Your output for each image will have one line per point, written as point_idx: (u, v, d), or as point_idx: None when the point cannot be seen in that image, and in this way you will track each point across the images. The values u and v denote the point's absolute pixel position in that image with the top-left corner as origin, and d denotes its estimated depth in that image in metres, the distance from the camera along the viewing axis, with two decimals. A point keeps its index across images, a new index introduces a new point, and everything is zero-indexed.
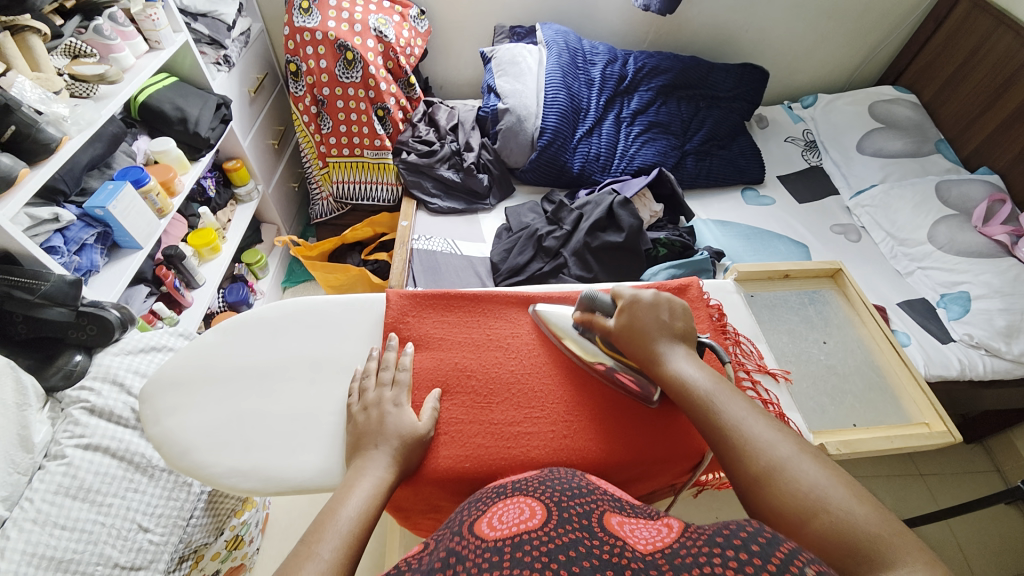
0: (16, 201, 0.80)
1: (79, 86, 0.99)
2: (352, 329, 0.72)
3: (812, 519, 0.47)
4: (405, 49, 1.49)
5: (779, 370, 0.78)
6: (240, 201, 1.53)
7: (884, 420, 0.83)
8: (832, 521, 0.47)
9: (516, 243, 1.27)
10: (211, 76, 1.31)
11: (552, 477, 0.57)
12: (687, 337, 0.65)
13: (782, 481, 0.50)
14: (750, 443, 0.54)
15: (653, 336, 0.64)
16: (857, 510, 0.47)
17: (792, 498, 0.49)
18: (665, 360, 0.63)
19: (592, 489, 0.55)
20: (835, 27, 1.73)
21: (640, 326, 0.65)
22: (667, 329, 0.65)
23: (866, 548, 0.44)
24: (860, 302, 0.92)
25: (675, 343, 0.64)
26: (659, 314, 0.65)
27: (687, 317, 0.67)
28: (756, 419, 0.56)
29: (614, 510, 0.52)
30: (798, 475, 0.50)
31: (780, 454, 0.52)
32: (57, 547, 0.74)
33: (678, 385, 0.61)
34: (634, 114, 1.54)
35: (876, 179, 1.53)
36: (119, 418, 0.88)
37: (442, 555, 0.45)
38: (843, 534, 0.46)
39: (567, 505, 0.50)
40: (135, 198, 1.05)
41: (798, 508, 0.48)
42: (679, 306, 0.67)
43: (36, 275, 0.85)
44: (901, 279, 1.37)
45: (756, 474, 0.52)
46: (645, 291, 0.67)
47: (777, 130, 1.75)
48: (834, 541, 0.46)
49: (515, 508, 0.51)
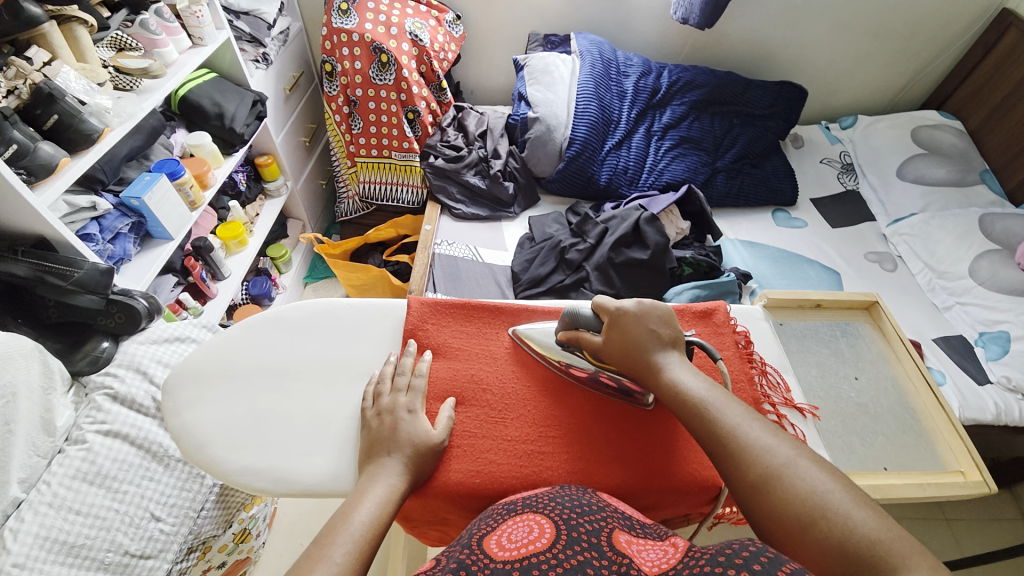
0: (54, 187, 0.83)
1: (122, 79, 1.01)
2: (372, 334, 0.71)
3: (814, 526, 0.46)
4: (438, 53, 1.49)
5: (807, 405, 0.73)
6: (269, 196, 1.55)
7: (917, 466, 0.79)
8: (832, 528, 0.45)
9: (538, 254, 1.26)
10: (249, 73, 1.33)
11: (562, 494, 0.56)
12: (679, 343, 0.64)
13: (783, 484, 0.49)
14: (749, 450, 0.53)
15: (645, 345, 0.63)
16: (856, 515, 0.46)
17: (793, 503, 0.48)
18: (663, 368, 0.61)
19: (602, 507, 0.54)
20: (881, 47, 1.68)
21: (632, 339, 0.63)
22: (659, 338, 0.63)
23: (867, 557, 0.43)
24: (895, 337, 0.88)
25: (668, 350, 0.63)
26: (648, 324, 0.64)
27: (674, 323, 0.65)
28: (752, 423, 0.55)
29: (623, 528, 0.52)
30: (797, 481, 0.49)
31: (778, 459, 0.51)
32: (70, 532, 0.76)
33: (674, 393, 0.59)
34: (665, 128, 1.52)
35: (916, 207, 1.47)
36: (140, 406, 0.89)
37: (452, 563, 0.45)
38: (844, 543, 0.45)
39: (576, 522, 0.49)
40: (169, 189, 1.07)
41: (797, 515, 0.47)
42: (665, 313, 0.65)
43: (69, 262, 0.88)
44: (938, 314, 1.31)
45: (756, 479, 0.51)
46: (629, 303, 0.65)
47: (813, 151, 1.70)
48: (837, 549, 0.45)
49: (525, 526, 0.50)
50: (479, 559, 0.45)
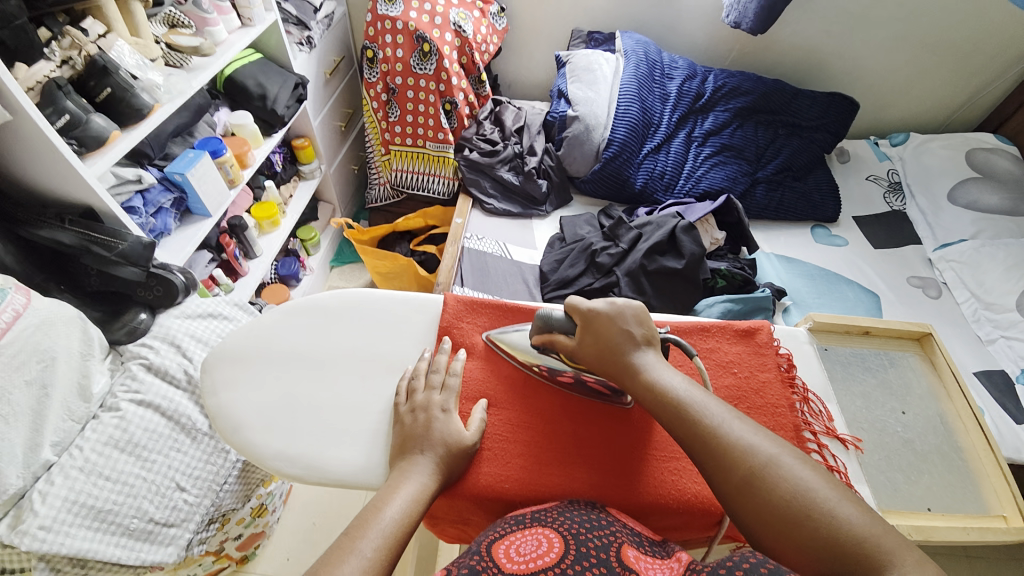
0: (105, 160, 0.85)
1: (174, 56, 1.02)
2: (406, 328, 0.71)
3: (802, 525, 0.45)
4: (480, 46, 1.48)
5: (850, 436, 0.67)
6: (303, 178, 1.57)
7: (959, 508, 0.75)
8: (820, 526, 0.45)
9: (568, 255, 1.24)
10: (293, 56, 1.33)
11: (571, 509, 0.55)
12: (653, 342, 0.61)
13: (770, 480, 0.48)
14: (734, 448, 0.51)
15: (619, 347, 0.60)
16: (844, 511, 0.45)
17: (780, 503, 0.47)
18: (641, 369, 0.59)
19: (611, 522, 0.53)
20: (941, 63, 1.60)
21: (604, 338, 0.61)
22: (635, 339, 0.60)
23: (858, 557, 0.43)
24: (948, 372, 0.84)
25: (641, 350, 0.60)
26: (621, 324, 0.61)
27: (649, 322, 0.62)
28: (733, 420, 0.53)
29: (631, 544, 0.51)
30: (783, 478, 0.48)
31: (762, 456, 0.49)
32: (99, 497, 0.78)
33: (651, 394, 0.57)
34: (706, 134, 1.47)
35: (967, 234, 1.40)
36: (173, 378, 0.91)
37: (464, 568, 0.46)
38: (834, 542, 0.44)
39: (585, 537, 0.49)
40: (211, 167, 1.09)
41: (785, 514, 0.46)
42: (639, 311, 0.62)
43: (115, 233, 0.90)
44: (981, 346, 1.25)
45: (741, 478, 0.49)
46: (600, 304, 0.63)
47: (859, 167, 1.63)
48: (827, 549, 0.44)
49: (533, 539, 0.49)
50: (489, 564, 0.45)
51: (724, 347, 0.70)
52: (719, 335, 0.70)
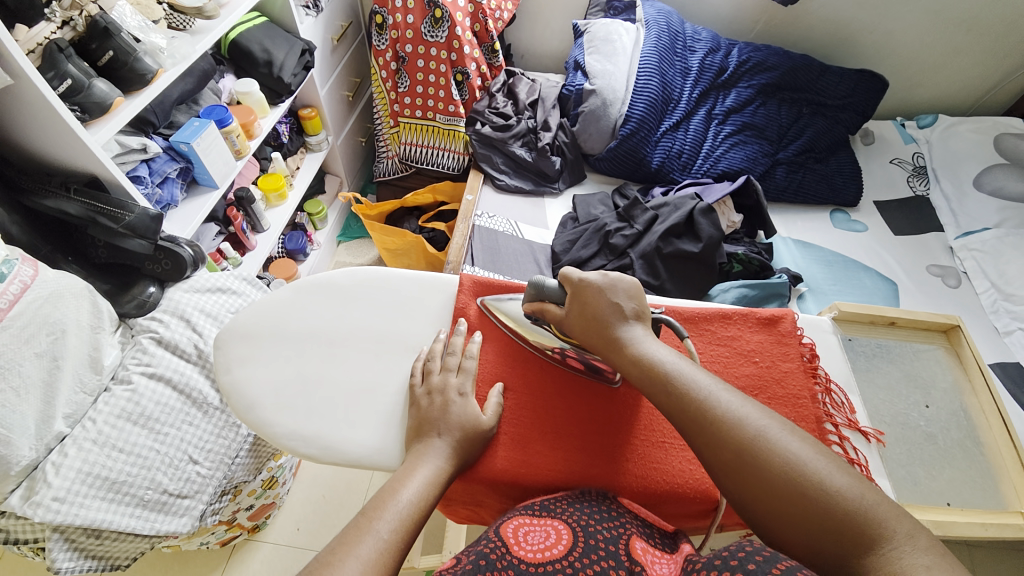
0: (109, 127, 0.82)
1: (177, 18, 0.98)
2: (421, 308, 0.70)
3: (793, 497, 0.44)
4: (494, 12, 1.41)
5: (873, 429, 0.66)
6: (310, 149, 1.53)
7: (972, 503, 0.75)
8: (812, 498, 0.44)
9: (581, 236, 1.21)
10: (300, 19, 1.27)
11: (582, 500, 0.55)
12: (643, 317, 0.60)
13: (760, 453, 0.47)
14: (724, 422, 0.49)
15: (608, 321, 0.59)
16: (836, 481, 0.44)
17: (771, 476, 0.45)
18: (628, 343, 0.57)
19: (621, 513, 0.54)
20: (978, 40, 1.51)
21: (594, 311, 0.59)
22: (624, 314, 0.59)
23: (851, 529, 0.42)
24: (975, 366, 0.83)
25: (631, 324, 0.59)
26: (611, 298, 0.59)
27: (640, 297, 0.60)
28: (723, 391, 0.51)
29: (640, 537, 0.51)
30: (774, 450, 0.46)
31: (752, 428, 0.48)
32: (113, 468, 0.79)
33: (638, 367, 0.55)
34: (727, 112, 1.42)
35: (991, 222, 1.36)
36: (183, 352, 0.90)
37: (473, 555, 0.46)
38: (826, 514, 0.43)
39: (593, 530, 0.49)
40: (217, 137, 1.05)
41: (776, 488, 0.45)
42: (631, 286, 0.60)
43: (120, 205, 0.87)
44: (997, 338, 1.23)
45: (731, 452, 0.48)
46: (592, 275, 0.61)
47: (883, 149, 1.57)
48: (819, 522, 0.43)
49: (542, 529, 0.50)
50: (498, 548, 0.46)
51: (746, 335, 0.68)
52: (742, 322, 0.69)
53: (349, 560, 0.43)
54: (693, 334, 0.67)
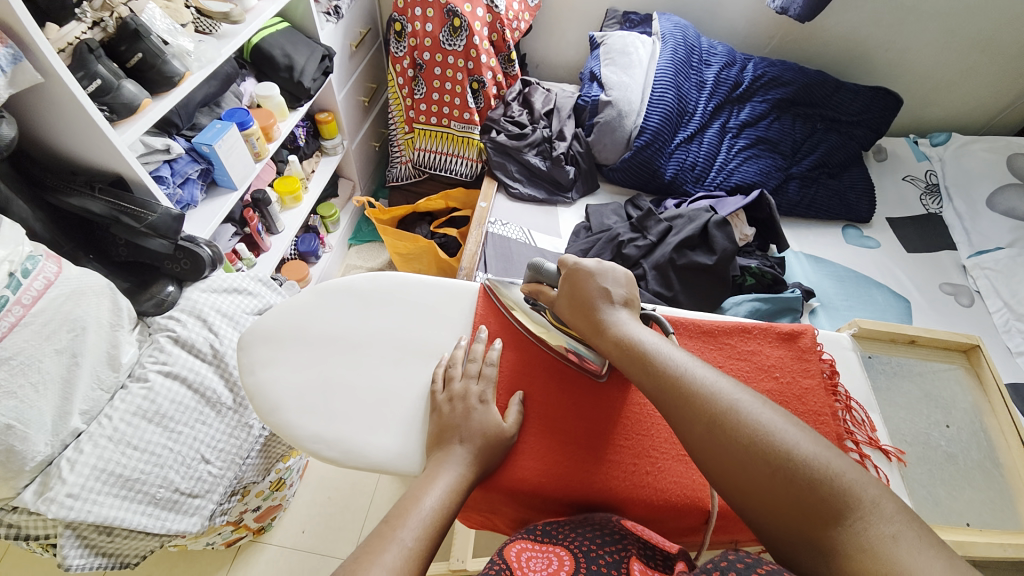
0: (135, 128, 0.84)
1: (203, 22, 1.00)
2: (443, 315, 0.70)
3: (762, 464, 0.45)
4: (512, 23, 1.43)
5: (893, 448, 0.66)
6: (325, 153, 1.54)
7: (988, 526, 0.74)
8: (780, 465, 0.45)
9: (594, 245, 1.22)
10: (320, 26, 1.29)
11: (588, 523, 0.56)
12: (631, 303, 0.63)
13: (731, 424, 0.48)
14: (697, 394, 0.51)
15: (595, 303, 0.62)
16: (803, 448, 0.45)
17: (741, 447, 0.47)
18: (611, 325, 0.60)
19: (625, 535, 0.54)
20: (993, 61, 1.52)
21: (582, 293, 0.63)
22: (611, 297, 0.62)
23: (816, 491, 0.43)
24: (993, 386, 0.83)
25: (617, 308, 0.62)
26: (600, 282, 0.63)
27: (631, 286, 0.64)
28: (697, 367, 0.54)
29: (642, 558, 0.52)
30: (744, 421, 0.48)
31: (724, 402, 0.50)
32: (126, 466, 0.79)
33: (621, 348, 0.58)
34: (741, 126, 1.42)
35: (1004, 241, 1.36)
36: (199, 351, 0.91)
37: None
38: (793, 479, 0.44)
39: (596, 555, 0.50)
40: (238, 139, 1.07)
41: (745, 456, 0.46)
42: (622, 275, 0.64)
43: (144, 205, 0.88)
44: (1011, 358, 1.21)
45: (705, 425, 0.49)
46: (586, 261, 0.66)
47: (896, 166, 1.58)
48: (785, 486, 0.44)
49: (544, 556, 0.50)
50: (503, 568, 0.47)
51: (766, 350, 0.68)
52: (761, 336, 0.69)
53: (374, 567, 0.43)
54: (712, 346, 0.68)
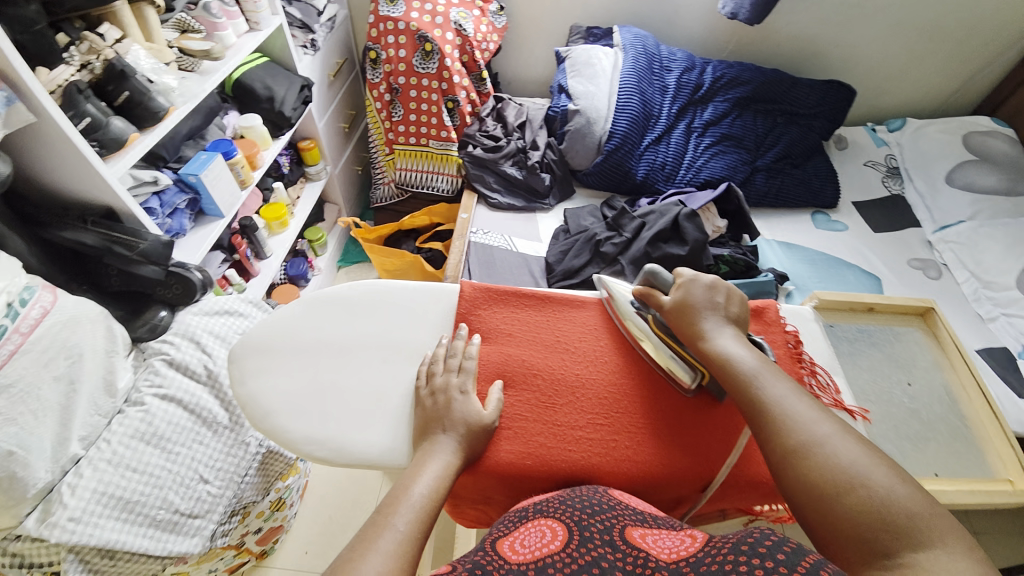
0: (124, 162, 0.88)
1: (186, 60, 1.05)
2: (424, 315, 0.73)
3: (847, 493, 0.46)
4: (481, 44, 1.51)
5: (857, 408, 0.70)
6: (309, 179, 1.59)
7: (963, 478, 0.77)
8: (864, 499, 0.45)
9: (573, 246, 1.27)
10: (298, 58, 1.36)
11: (571, 496, 0.58)
12: (740, 324, 0.63)
13: (818, 455, 0.49)
14: (789, 420, 0.52)
15: (703, 315, 0.62)
16: (898, 490, 0.45)
17: (824, 474, 0.47)
18: (713, 340, 0.60)
19: (613, 505, 0.56)
20: (936, 48, 1.62)
21: (690, 305, 0.63)
22: (722, 316, 0.63)
23: (902, 527, 0.43)
24: (951, 345, 0.88)
25: (725, 326, 0.62)
26: (715, 299, 0.63)
27: (745, 307, 0.64)
28: (797, 397, 0.54)
29: (636, 523, 0.54)
30: (836, 453, 0.48)
31: (817, 432, 0.50)
32: (126, 489, 0.81)
33: (721, 363, 0.59)
34: (706, 125, 1.50)
35: (965, 215, 1.42)
36: (193, 372, 0.93)
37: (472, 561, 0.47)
38: (878, 512, 0.44)
39: (588, 522, 0.52)
40: (224, 169, 1.11)
41: (829, 483, 0.47)
42: (737, 295, 0.65)
43: (135, 233, 0.92)
44: (982, 324, 1.27)
45: (791, 448, 0.50)
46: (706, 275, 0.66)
47: (857, 153, 1.65)
48: (866, 517, 0.44)
49: (537, 531, 0.52)
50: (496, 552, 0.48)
51: None
52: None
53: (370, 554, 0.45)
54: None
